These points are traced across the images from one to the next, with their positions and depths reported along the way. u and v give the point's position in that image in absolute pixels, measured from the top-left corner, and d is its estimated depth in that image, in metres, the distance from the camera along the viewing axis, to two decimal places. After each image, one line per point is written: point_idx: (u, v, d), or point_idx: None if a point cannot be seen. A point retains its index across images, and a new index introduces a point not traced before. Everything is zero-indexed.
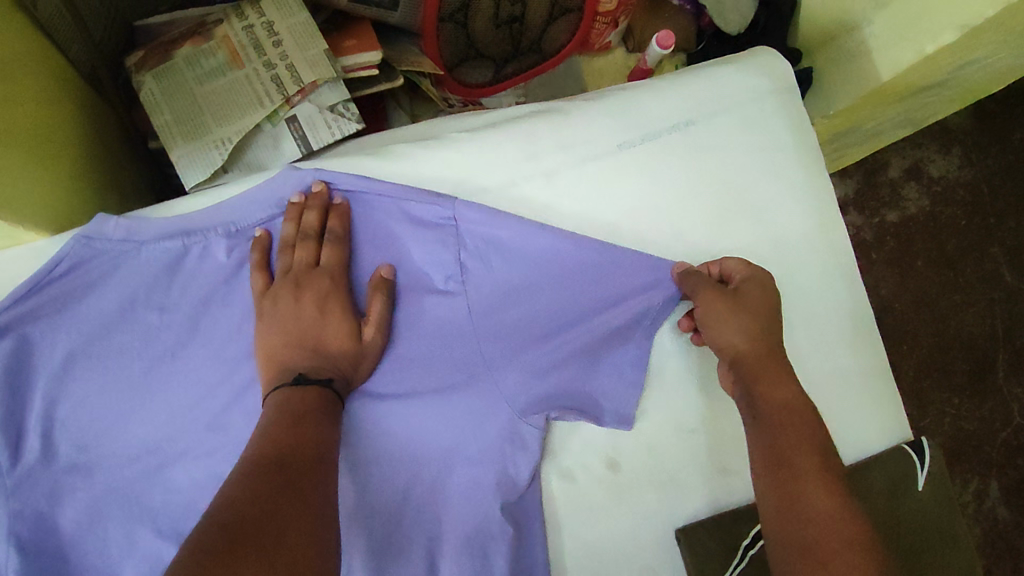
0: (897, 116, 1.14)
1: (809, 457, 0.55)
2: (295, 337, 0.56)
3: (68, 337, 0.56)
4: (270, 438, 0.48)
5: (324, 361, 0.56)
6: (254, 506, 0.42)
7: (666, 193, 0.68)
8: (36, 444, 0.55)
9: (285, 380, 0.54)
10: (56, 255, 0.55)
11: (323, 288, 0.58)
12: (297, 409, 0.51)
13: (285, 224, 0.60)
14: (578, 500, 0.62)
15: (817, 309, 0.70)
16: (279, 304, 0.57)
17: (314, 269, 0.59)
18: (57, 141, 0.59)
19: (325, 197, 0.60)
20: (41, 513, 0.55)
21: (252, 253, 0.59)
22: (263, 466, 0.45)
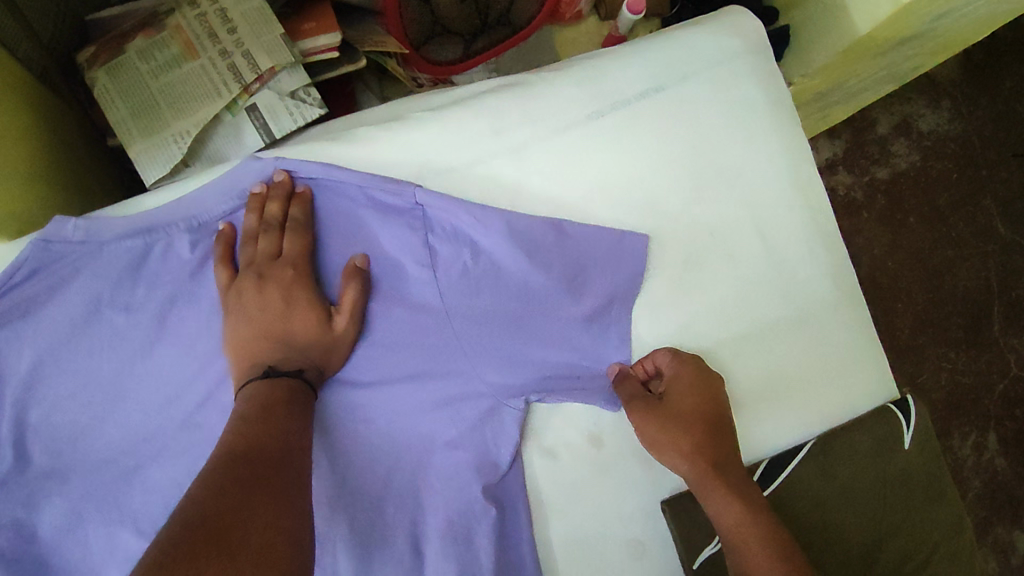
0: (881, 71, 1.12)
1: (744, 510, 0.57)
2: (263, 330, 0.56)
3: (33, 343, 0.55)
4: (239, 433, 0.48)
5: (293, 353, 0.56)
6: (223, 502, 0.42)
7: (639, 162, 0.66)
8: (10, 451, 0.54)
9: (254, 374, 0.54)
10: (14, 261, 0.54)
11: (287, 279, 0.57)
12: (266, 403, 0.51)
13: (247, 216, 0.58)
14: (561, 478, 0.62)
15: (798, 273, 0.69)
16: (244, 298, 0.56)
17: (277, 259, 0.57)
18: (9, 143, 0.58)
19: (288, 186, 0.59)
20: (20, 520, 0.54)
21: (215, 247, 0.58)
22: (230, 463, 0.45)
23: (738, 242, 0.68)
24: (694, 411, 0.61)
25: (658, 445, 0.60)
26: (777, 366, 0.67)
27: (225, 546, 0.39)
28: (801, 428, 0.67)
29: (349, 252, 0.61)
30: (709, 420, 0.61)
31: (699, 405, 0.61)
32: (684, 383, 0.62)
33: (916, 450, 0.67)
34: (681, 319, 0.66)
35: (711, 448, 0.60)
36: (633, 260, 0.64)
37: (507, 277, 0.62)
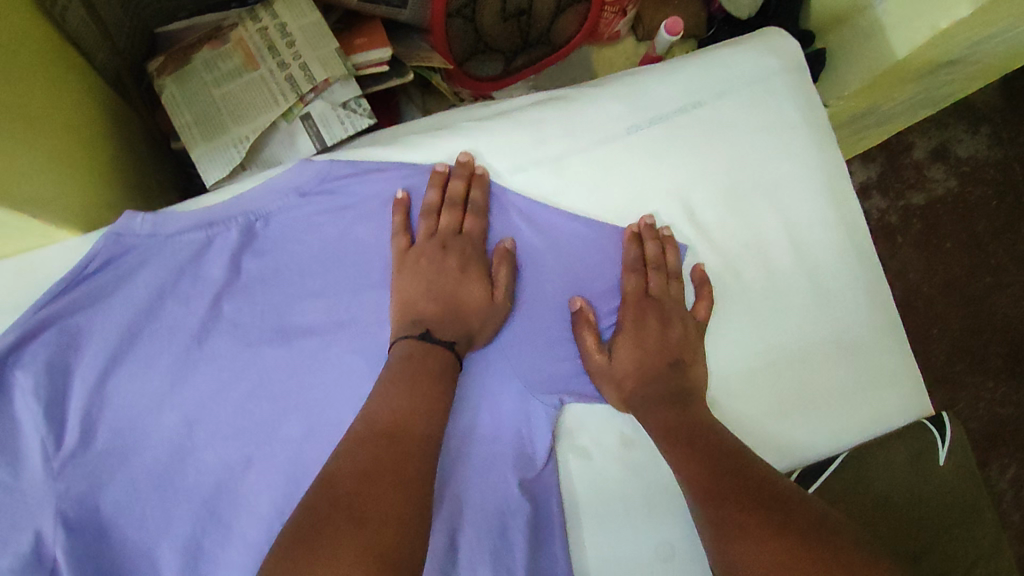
0: (919, 94, 1.12)
1: (710, 471, 0.56)
2: (431, 292, 0.62)
3: (103, 328, 0.60)
4: (389, 402, 0.56)
5: (452, 318, 0.62)
6: (358, 483, 0.49)
7: (677, 174, 0.69)
8: (76, 429, 0.58)
9: (413, 333, 0.61)
10: (88, 253, 0.59)
11: (466, 252, 0.64)
12: (419, 374, 0.58)
13: (428, 191, 0.64)
14: (594, 477, 0.63)
15: (835, 285, 0.70)
16: (424, 261, 0.63)
17: (458, 234, 0.64)
18: (85, 146, 0.63)
19: (471, 167, 0.64)
20: (84, 493, 0.58)
21: (394, 215, 0.64)
22: (376, 437, 0.53)
23: (775, 253, 0.69)
24: (648, 363, 0.64)
25: (637, 398, 0.63)
26: (811, 377, 0.68)
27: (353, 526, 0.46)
28: (834, 441, 0.68)
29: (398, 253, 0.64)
30: (653, 360, 0.64)
31: (653, 353, 0.64)
32: (631, 333, 0.65)
33: (947, 471, 0.67)
34: (715, 330, 0.68)
35: (668, 389, 0.63)
36: (672, 258, 0.67)
37: (546, 282, 0.66)
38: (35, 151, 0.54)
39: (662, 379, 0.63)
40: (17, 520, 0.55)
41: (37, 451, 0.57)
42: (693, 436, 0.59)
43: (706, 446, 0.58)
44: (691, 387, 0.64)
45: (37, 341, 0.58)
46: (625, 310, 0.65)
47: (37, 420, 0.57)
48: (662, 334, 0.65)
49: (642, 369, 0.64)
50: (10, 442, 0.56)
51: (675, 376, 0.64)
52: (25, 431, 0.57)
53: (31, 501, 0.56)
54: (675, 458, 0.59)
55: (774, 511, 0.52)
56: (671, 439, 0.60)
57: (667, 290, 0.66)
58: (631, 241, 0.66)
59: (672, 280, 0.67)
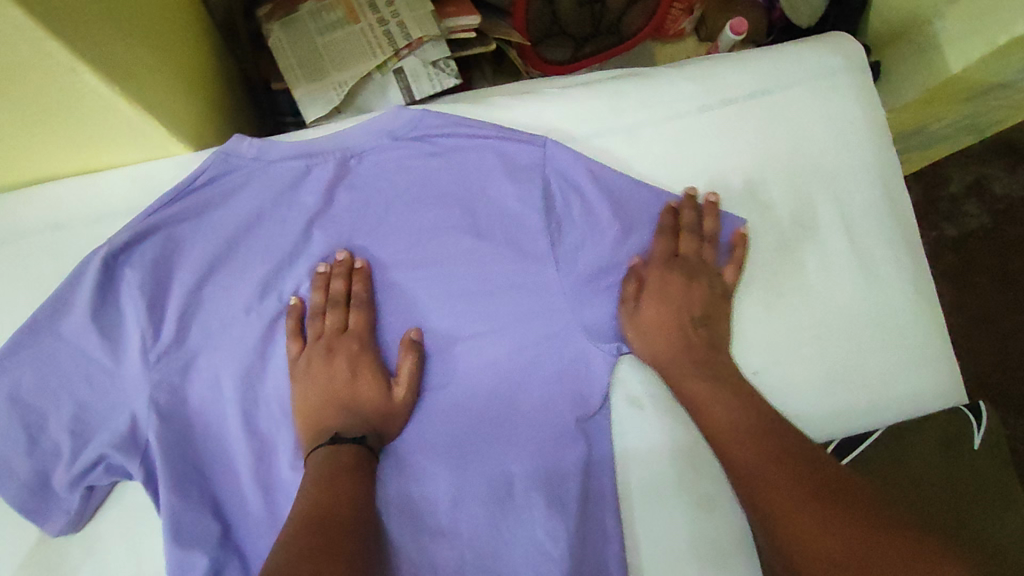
0: (963, 119, 1.16)
1: (756, 440, 0.60)
2: (327, 399, 0.64)
3: (205, 239, 0.65)
4: (316, 497, 0.56)
5: (357, 419, 0.64)
6: (307, 561, 0.50)
7: (741, 154, 0.73)
8: (172, 327, 0.63)
9: (323, 441, 0.62)
10: (197, 169, 0.64)
11: (353, 351, 0.66)
12: (330, 469, 0.59)
13: (314, 293, 0.67)
14: (645, 425, 0.67)
15: (885, 273, 0.73)
16: (312, 366, 0.64)
17: (343, 332, 0.66)
18: (190, 72, 0.69)
19: (349, 263, 0.66)
20: (175, 386, 0.63)
21: (287, 320, 0.66)
22: (322, 521, 0.54)
23: (828, 237, 0.72)
24: (672, 319, 0.68)
25: (661, 353, 0.67)
26: (855, 358, 0.71)
27: None
28: (869, 418, 0.70)
29: (478, 201, 0.68)
30: (676, 316, 0.68)
31: (677, 311, 0.68)
32: (656, 296, 0.68)
33: (1014, 481, 0.68)
34: (769, 304, 0.70)
35: (694, 347, 0.67)
36: (709, 225, 0.70)
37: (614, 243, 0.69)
38: (152, 62, 0.60)
39: (686, 342, 0.67)
40: (117, 401, 0.62)
41: (137, 344, 0.63)
42: (729, 399, 0.63)
43: (743, 410, 0.62)
44: (716, 343, 0.68)
45: (146, 243, 0.63)
46: (653, 270, 0.69)
47: (139, 315, 0.63)
48: (686, 294, 0.69)
49: (667, 328, 0.67)
50: (115, 333, 0.63)
51: (700, 333, 0.68)
52: (128, 325, 0.63)
53: (128, 387, 0.63)
54: (721, 420, 0.62)
55: (810, 467, 0.57)
56: (711, 401, 0.63)
57: (698, 252, 0.70)
58: (670, 212, 0.69)
59: (705, 243, 0.70)
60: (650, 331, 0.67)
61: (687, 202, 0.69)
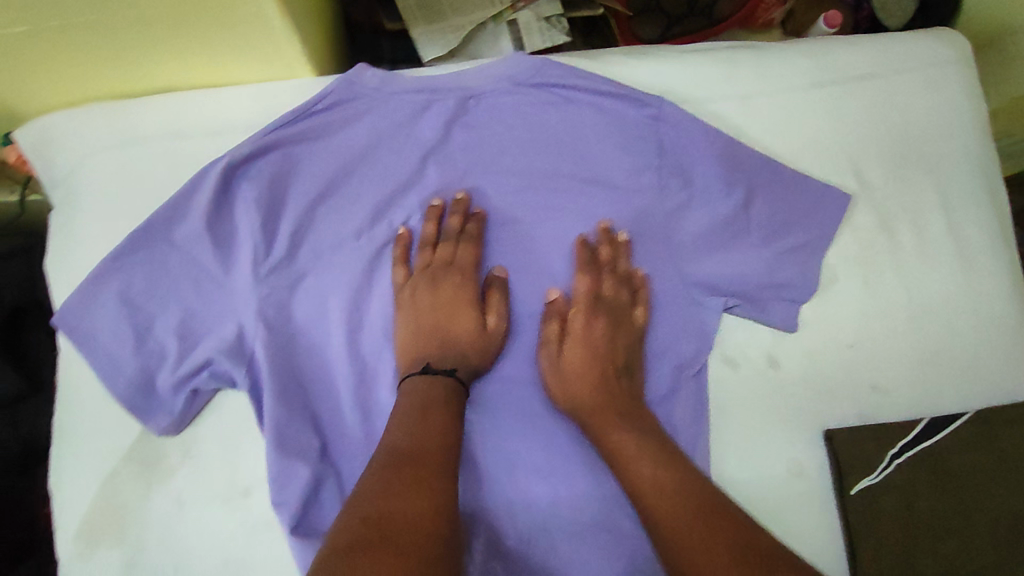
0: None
1: (660, 492, 0.55)
2: (426, 329, 0.65)
3: (322, 162, 0.66)
4: (413, 424, 0.57)
5: (450, 351, 0.64)
6: (396, 502, 0.49)
7: (848, 133, 0.73)
8: (284, 244, 0.64)
9: (415, 370, 0.62)
10: (320, 92, 0.65)
11: (456, 285, 0.66)
12: (422, 403, 0.59)
13: (425, 225, 0.68)
14: (740, 387, 0.67)
15: (985, 263, 0.72)
16: (416, 294, 0.66)
17: (450, 266, 0.67)
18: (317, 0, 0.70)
19: (462, 204, 0.67)
20: (282, 301, 0.64)
21: (394, 249, 0.68)
22: (406, 459, 0.53)
23: (928, 221, 0.72)
24: (592, 368, 0.64)
25: (563, 377, 0.65)
26: (950, 346, 0.69)
27: (385, 542, 0.46)
28: (963, 404, 0.69)
29: (588, 153, 0.69)
30: (590, 369, 0.65)
31: (598, 362, 0.65)
32: (580, 339, 0.65)
33: None
34: (869, 281, 0.70)
35: (611, 394, 0.64)
36: (622, 263, 0.68)
37: (730, 212, 0.68)
38: None
39: (611, 394, 0.63)
40: (224, 309, 0.63)
41: (248, 256, 0.63)
42: (637, 449, 0.59)
43: (653, 471, 0.57)
44: (635, 396, 0.65)
45: (264, 160, 0.64)
46: (556, 324, 0.66)
47: (254, 229, 0.63)
48: (608, 343, 0.66)
49: (580, 367, 0.65)
50: (227, 246, 0.63)
51: (620, 385, 0.64)
52: (240, 238, 0.64)
53: (237, 297, 0.63)
54: (625, 482, 0.58)
55: (715, 514, 0.53)
56: (637, 462, 0.58)
57: (615, 297, 0.67)
58: (582, 249, 0.68)
59: (624, 284, 0.67)
60: (573, 362, 0.65)
61: (587, 250, 0.67)
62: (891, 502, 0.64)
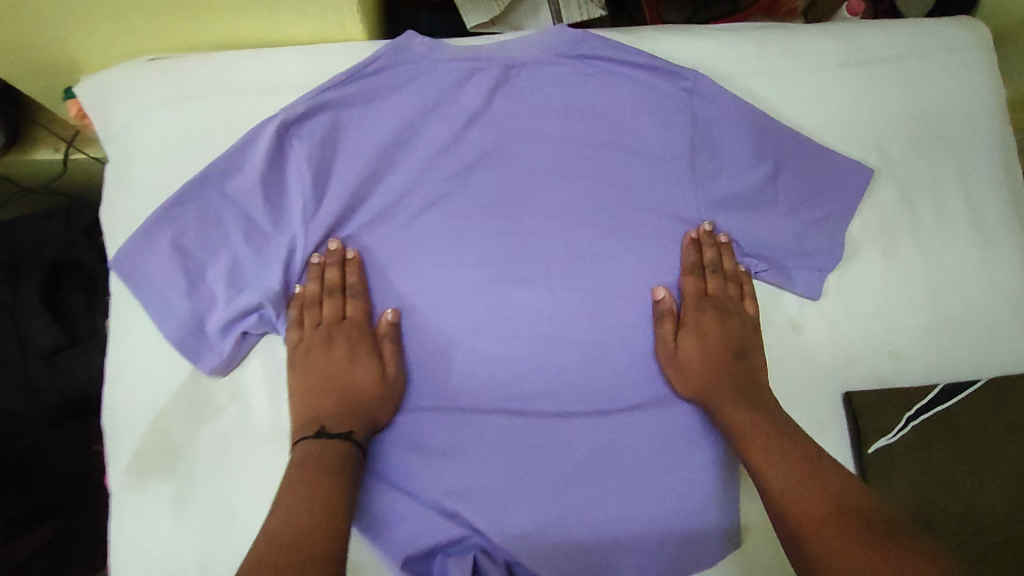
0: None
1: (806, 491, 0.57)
2: (323, 387, 0.64)
3: (369, 125, 0.68)
4: (307, 505, 0.55)
5: (349, 408, 0.64)
6: None
7: (872, 112, 0.75)
8: (332, 200, 0.67)
9: (309, 433, 0.61)
10: (370, 56, 0.67)
11: (352, 337, 0.67)
12: (322, 466, 0.58)
13: (308, 282, 0.67)
14: (763, 351, 0.70)
15: (1000, 239, 0.74)
16: (312, 354, 0.65)
17: (342, 321, 0.67)
18: None
19: (341, 254, 0.67)
20: (329, 253, 0.67)
21: (289, 312, 0.66)
22: (290, 545, 0.52)
23: (947, 198, 0.74)
24: (713, 357, 0.68)
25: (682, 368, 0.68)
26: (965, 317, 0.72)
27: None
28: (977, 370, 0.71)
29: (622, 124, 0.71)
30: (715, 355, 0.68)
31: (716, 351, 0.69)
32: (697, 334, 0.69)
33: None
34: (890, 254, 0.73)
35: (731, 374, 0.67)
36: (728, 263, 0.71)
37: (759, 183, 0.71)
38: None
39: (732, 377, 0.67)
40: (274, 260, 0.66)
41: (299, 210, 0.66)
42: (772, 438, 0.62)
43: (786, 466, 0.60)
44: (757, 372, 0.68)
45: (314, 120, 0.66)
46: (663, 319, 0.69)
47: (305, 185, 0.66)
48: (721, 333, 0.69)
49: (710, 360, 0.68)
50: (279, 200, 0.66)
51: (742, 367, 0.68)
52: (290, 194, 0.66)
53: (286, 248, 0.66)
54: (771, 488, 0.59)
55: (862, 523, 0.54)
56: (762, 453, 0.61)
57: (722, 290, 0.70)
58: (689, 246, 0.71)
59: (728, 282, 0.71)
60: (688, 351, 0.68)
61: (692, 250, 0.71)
62: (903, 460, 0.68)
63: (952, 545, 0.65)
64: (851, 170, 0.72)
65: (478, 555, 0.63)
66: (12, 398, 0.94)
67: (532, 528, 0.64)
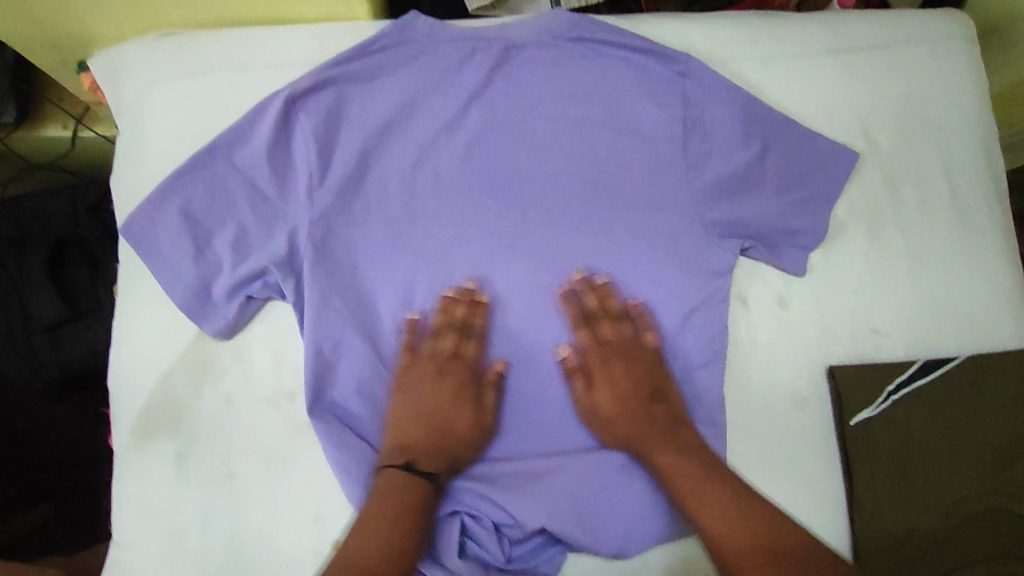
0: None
1: (753, 529, 0.58)
2: (421, 416, 0.65)
3: (372, 100, 0.70)
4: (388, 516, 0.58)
5: (438, 441, 0.65)
6: None
7: (858, 99, 0.78)
8: (335, 173, 0.69)
9: (396, 463, 0.62)
10: (375, 36, 0.70)
11: (465, 378, 0.67)
12: (406, 488, 0.60)
13: (434, 316, 0.69)
14: (749, 325, 0.73)
15: (981, 222, 0.77)
16: (420, 383, 0.67)
17: (456, 358, 0.68)
18: None
19: (474, 292, 0.69)
20: (330, 226, 0.68)
21: (400, 340, 0.68)
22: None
23: (929, 182, 0.77)
24: (627, 396, 0.67)
25: (583, 400, 0.67)
26: (945, 296, 0.75)
27: None
28: (957, 347, 0.74)
29: (617, 104, 0.73)
30: (625, 391, 0.67)
31: (631, 384, 0.67)
32: (606, 368, 0.68)
33: None
34: (873, 235, 0.75)
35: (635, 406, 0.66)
36: (613, 301, 0.70)
37: (749, 163, 0.73)
38: None
39: (642, 405, 0.66)
40: (277, 228, 0.67)
41: (304, 181, 0.68)
42: (700, 481, 0.61)
43: (715, 507, 0.59)
44: (682, 417, 0.67)
45: (319, 95, 0.69)
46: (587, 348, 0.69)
47: (309, 157, 0.68)
48: (657, 373, 0.68)
49: (625, 394, 0.67)
50: (283, 171, 0.68)
51: (659, 399, 0.67)
52: (296, 165, 0.68)
53: (289, 218, 0.68)
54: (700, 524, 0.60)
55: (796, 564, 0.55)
56: (682, 483, 0.61)
57: (626, 336, 0.69)
58: (578, 286, 0.70)
59: (622, 322, 0.70)
60: (603, 395, 0.67)
61: (614, 296, 0.70)
62: (884, 433, 0.69)
63: (931, 513, 0.67)
64: (836, 153, 0.75)
65: (464, 517, 0.64)
66: (15, 371, 0.96)
67: (528, 508, 0.63)
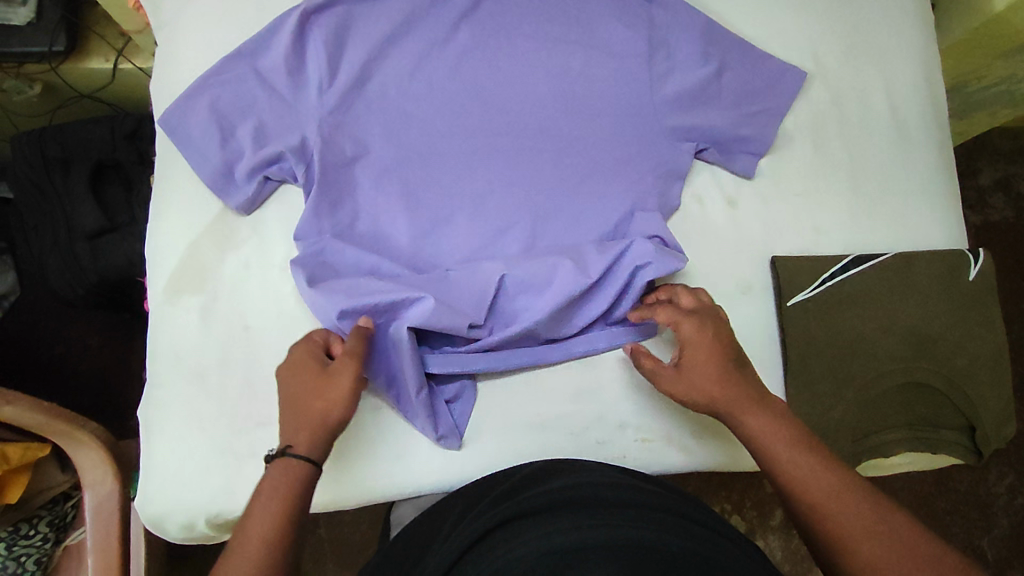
0: (1008, 115, 1.22)
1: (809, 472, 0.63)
2: (295, 410, 0.66)
3: (374, 17, 0.80)
4: (278, 510, 0.61)
5: (303, 427, 0.66)
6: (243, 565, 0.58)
7: (810, 28, 0.87)
8: (342, 78, 0.78)
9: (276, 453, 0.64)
10: None
11: (316, 359, 0.69)
12: (290, 485, 0.63)
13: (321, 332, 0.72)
14: (701, 221, 0.82)
15: (918, 137, 0.86)
16: (289, 382, 0.68)
17: (319, 348, 0.70)
18: None
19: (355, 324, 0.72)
20: (337, 122, 0.77)
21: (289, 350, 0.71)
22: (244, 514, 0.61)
23: (871, 102, 0.86)
24: (707, 348, 0.69)
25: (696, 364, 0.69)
26: (882, 201, 0.84)
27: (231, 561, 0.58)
28: (891, 245, 0.83)
29: (592, 26, 0.83)
30: (713, 351, 0.69)
31: (710, 342, 0.70)
32: (692, 329, 0.70)
33: (994, 311, 0.81)
34: (818, 146, 0.84)
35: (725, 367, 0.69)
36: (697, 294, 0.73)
37: (707, 77, 0.82)
38: None
39: (725, 373, 0.69)
40: (291, 123, 0.77)
41: (315, 84, 0.78)
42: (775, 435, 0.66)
43: (811, 465, 0.63)
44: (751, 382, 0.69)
45: (330, 12, 0.79)
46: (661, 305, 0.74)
47: (319, 62, 0.78)
48: (718, 341, 0.70)
49: (708, 348, 0.70)
50: (297, 75, 0.78)
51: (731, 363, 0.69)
52: (308, 71, 0.78)
53: (301, 115, 0.78)
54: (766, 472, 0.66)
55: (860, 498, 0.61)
56: (785, 450, 0.65)
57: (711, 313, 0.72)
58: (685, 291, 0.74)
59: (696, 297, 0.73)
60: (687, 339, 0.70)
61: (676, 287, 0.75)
62: (818, 313, 0.79)
63: (855, 384, 0.77)
64: (785, 72, 0.84)
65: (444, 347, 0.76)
66: (62, 275, 1.05)
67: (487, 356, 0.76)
